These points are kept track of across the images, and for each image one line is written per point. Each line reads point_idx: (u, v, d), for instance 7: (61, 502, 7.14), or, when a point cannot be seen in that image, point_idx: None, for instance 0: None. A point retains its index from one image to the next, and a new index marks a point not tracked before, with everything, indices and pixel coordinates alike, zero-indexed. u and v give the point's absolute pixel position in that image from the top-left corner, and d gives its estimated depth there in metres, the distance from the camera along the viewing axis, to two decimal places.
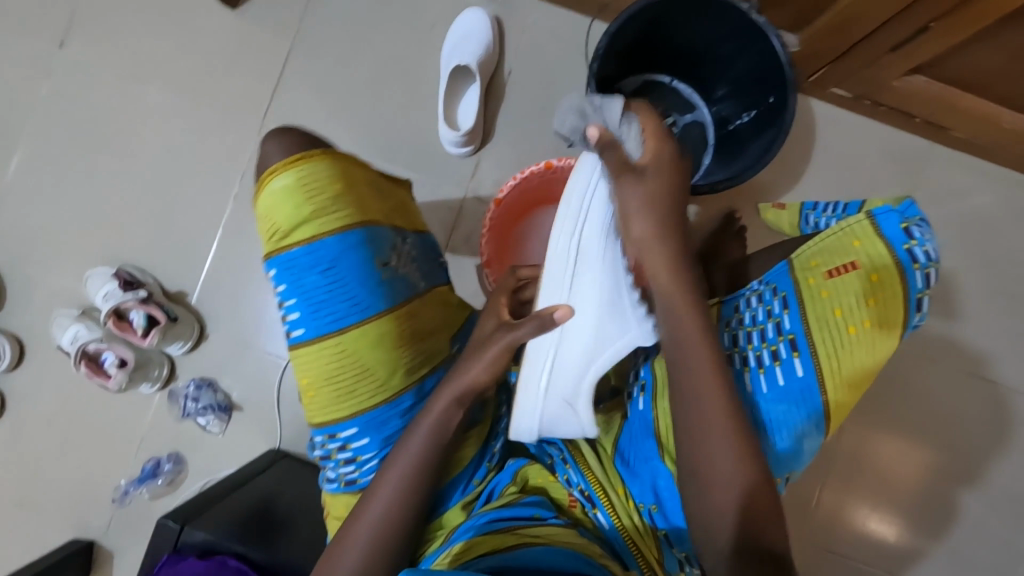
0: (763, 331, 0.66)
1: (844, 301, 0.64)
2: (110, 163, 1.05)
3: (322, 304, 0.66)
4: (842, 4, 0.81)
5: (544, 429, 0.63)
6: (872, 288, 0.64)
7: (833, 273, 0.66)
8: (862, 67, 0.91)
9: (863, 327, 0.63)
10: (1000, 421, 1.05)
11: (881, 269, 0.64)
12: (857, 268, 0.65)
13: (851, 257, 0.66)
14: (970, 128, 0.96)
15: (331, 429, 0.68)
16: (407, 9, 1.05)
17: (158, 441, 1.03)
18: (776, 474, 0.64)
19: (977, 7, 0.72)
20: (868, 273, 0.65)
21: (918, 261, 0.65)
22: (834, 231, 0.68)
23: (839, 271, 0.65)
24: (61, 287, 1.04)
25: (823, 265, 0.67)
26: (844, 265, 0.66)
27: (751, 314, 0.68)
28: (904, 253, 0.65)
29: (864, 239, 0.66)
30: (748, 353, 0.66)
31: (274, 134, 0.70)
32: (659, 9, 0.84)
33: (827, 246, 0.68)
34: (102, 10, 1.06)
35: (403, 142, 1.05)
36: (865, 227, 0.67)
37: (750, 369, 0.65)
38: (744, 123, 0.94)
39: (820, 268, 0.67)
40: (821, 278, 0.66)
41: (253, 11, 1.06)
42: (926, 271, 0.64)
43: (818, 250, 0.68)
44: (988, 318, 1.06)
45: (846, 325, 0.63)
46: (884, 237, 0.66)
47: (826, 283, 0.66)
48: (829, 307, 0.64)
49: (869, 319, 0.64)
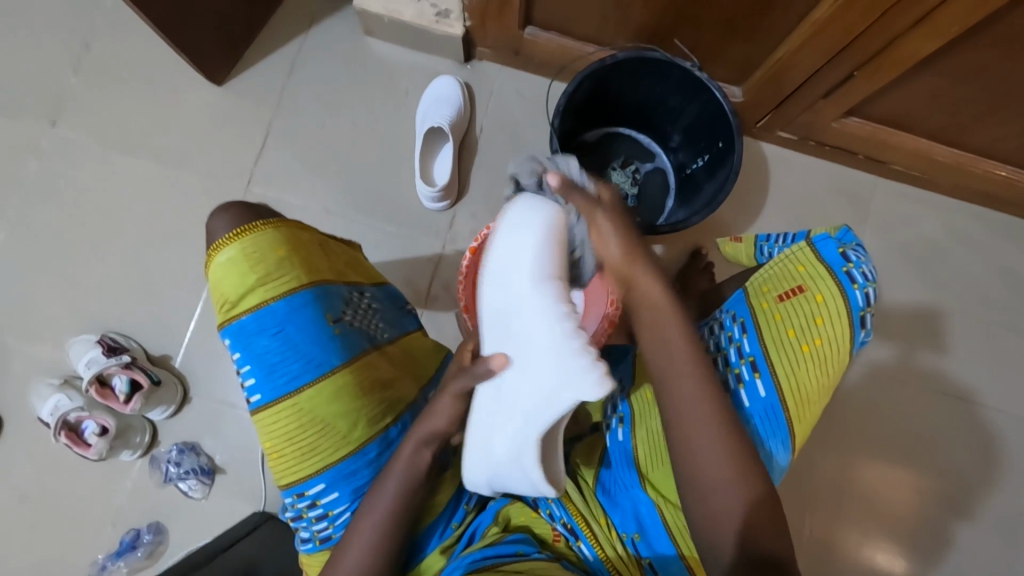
0: (726, 355, 0.70)
1: (796, 323, 0.68)
2: (96, 233, 1.08)
3: (276, 367, 0.67)
4: (774, 58, 0.89)
5: (495, 482, 0.60)
6: (818, 309, 0.68)
7: (783, 297, 0.70)
8: (802, 111, 0.99)
9: (816, 346, 0.67)
10: (975, 438, 1.08)
11: (825, 291, 0.68)
12: (803, 291, 0.69)
13: (797, 281, 0.70)
14: (906, 161, 1.05)
15: (298, 488, 0.68)
16: (381, 79, 1.13)
17: (138, 510, 1.00)
18: None
19: (892, 56, 0.80)
20: (813, 294, 0.68)
21: (857, 282, 0.68)
22: (779, 258, 0.73)
23: (788, 295, 0.69)
24: (42, 358, 1.04)
25: (774, 290, 0.71)
26: (792, 289, 0.70)
27: (714, 341, 0.72)
28: (844, 276, 0.69)
29: (807, 264, 0.71)
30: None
31: (220, 210, 0.72)
32: (611, 70, 0.92)
33: (775, 272, 0.72)
34: (91, 92, 1.12)
35: (382, 200, 1.10)
36: (807, 254, 0.72)
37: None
38: (698, 166, 1.01)
39: (771, 293, 0.71)
40: (773, 302, 0.70)
41: (237, 86, 1.13)
42: (865, 290, 0.68)
43: (767, 277, 0.72)
44: (950, 337, 1.10)
45: (800, 344, 0.67)
46: (824, 262, 0.70)
47: (777, 307, 0.69)
48: (782, 328, 0.68)
49: (820, 337, 0.67)
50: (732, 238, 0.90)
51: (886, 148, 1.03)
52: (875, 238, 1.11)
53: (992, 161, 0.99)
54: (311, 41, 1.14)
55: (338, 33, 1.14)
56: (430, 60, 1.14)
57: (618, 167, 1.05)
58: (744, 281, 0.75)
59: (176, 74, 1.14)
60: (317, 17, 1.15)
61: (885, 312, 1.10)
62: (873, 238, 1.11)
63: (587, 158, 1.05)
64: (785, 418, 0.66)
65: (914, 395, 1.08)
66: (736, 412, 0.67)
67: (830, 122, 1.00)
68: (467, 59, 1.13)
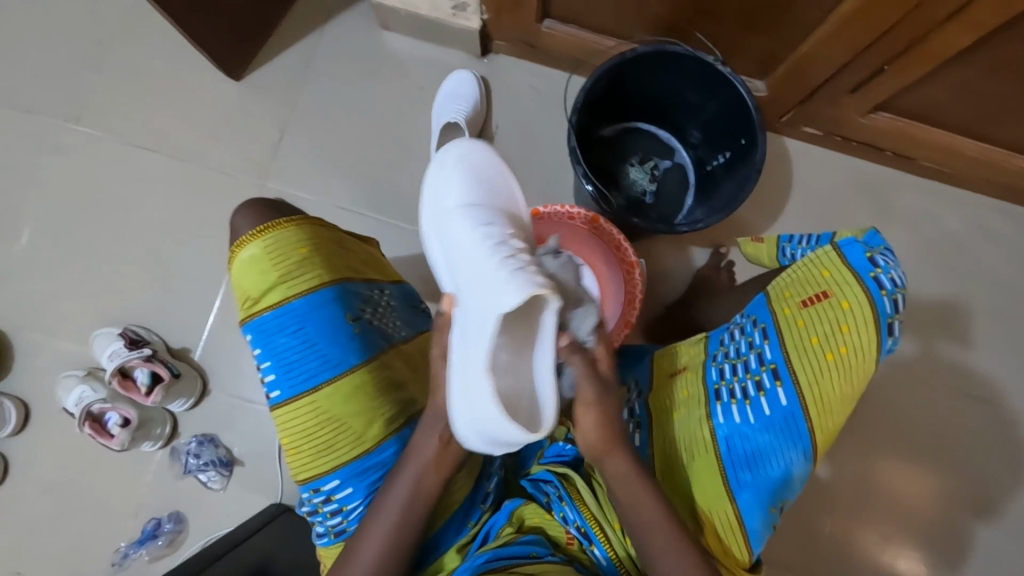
0: (746, 362, 0.69)
1: (819, 330, 0.66)
2: (118, 228, 1.10)
3: (295, 364, 0.68)
4: (798, 54, 0.87)
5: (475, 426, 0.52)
6: (844, 316, 0.66)
7: (806, 302, 0.68)
8: (827, 107, 0.97)
9: (840, 354, 0.65)
10: (1002, 443, 1.04)
11: (850, 296, 0.66)
12: (827, 297, 0.67)
13: (821, 287, 0.68)
14: (937, 157, 1.01)
15: (314, 483, 0.68)
16: (398, 74, 1.13)
17: (159, 499, 1.02)
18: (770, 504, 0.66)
19: (923, 50, 0.77)
20: (838, 301, 0.66)
21: (885, 288, 0.66)
22: (803, 263, 0.71)
23: (811, 301, 0.68)
24: (67, 350, 1.06)
25: (796, 296, 0.69)
26: (816, 295, 0.68)
27: (734, 346, 0.71)
28: (871, 281, 0.66)
29: (833, 269, 0.68)
30: (733, 385, 0.69)
31: (242, 208, 0.74)
32: (630, 65, 0.90)
33: (798, 277, 0.70)
34: (112, 88, 1.14)
35: (397, 196, 1.10)
36: (832, 258, 0.69)
37: (736, 400, 0.68)
38: (721, 163, 0.98)
39: (794, 299, 0.69)
40: (795, 308, 0.69)
41: (254, 81, 1.13)
42: (894, 297, 0.65)
43: (790, 281, 0.71)
44: (979, 339, 1.06)
45: (823, 352, 0.66)
46: (850, 267, 0.68)
47: (800, 313, 0.68)
48: (805, 335, 0.67)
49: (845, 346, 0.65)
50: (752, 238, 0.88)
51: (916, 144, 0.99)
52: (902, 237, 1.08)
53: None
54: (328, 36, 1.14)
55: (354, 28, 1.14)
56: (446, 54, 1.13)
57: (636, 164, 1.04)
58: (767, 286, 0.74)
59: (195, 70, 1.14)
60: (333, 12, 1.14)
61: (911, 313, 1.07)
62: (900, 237, 1.08)
63: (605, 155, 1.04)
64: (805, 427, 0.65)
65: (940, 399, 1.05)
66: (755, 421, 0.67)
67: (857, 117, 0.96)
68: (484, 53, 1.12)
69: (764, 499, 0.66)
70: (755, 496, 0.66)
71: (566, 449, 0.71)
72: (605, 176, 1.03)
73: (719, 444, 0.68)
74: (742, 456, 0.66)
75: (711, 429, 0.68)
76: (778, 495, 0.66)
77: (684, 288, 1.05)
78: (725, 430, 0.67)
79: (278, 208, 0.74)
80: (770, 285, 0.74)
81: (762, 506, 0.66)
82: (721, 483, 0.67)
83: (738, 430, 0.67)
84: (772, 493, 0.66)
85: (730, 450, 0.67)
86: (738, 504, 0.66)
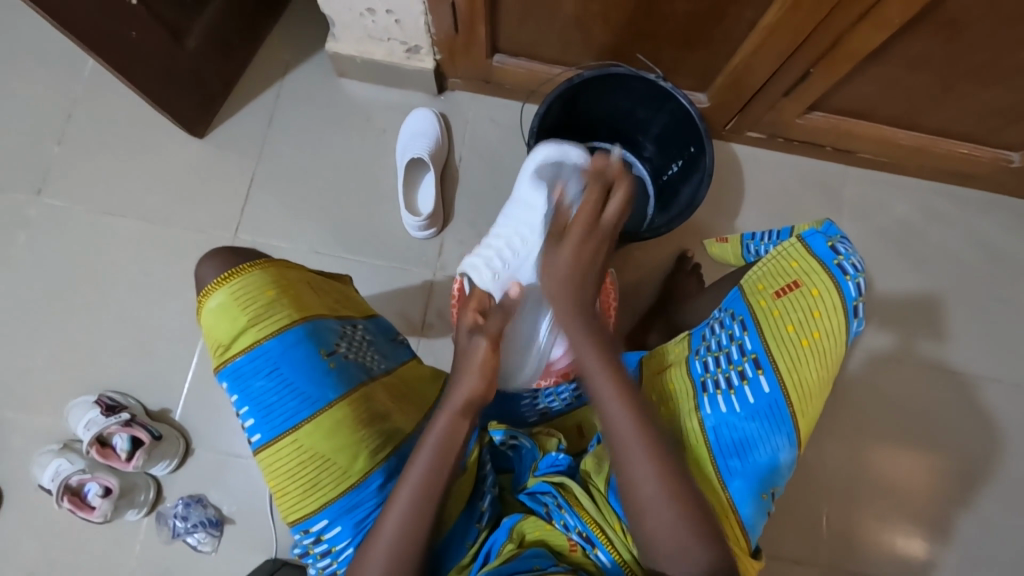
0: (729, 354, 0.72)
1: (794, 318, 0.70)
2: (88, 295, 1.09)
3: (273, 406, 0.67)
4: (731, 66, 0.94)
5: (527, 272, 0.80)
6: (814, 302, 0.70)
7: (780, 293, 0.72)
8: (765, 111, 1.04)
9: (815, 339, 0.69)
10: (973, 409, 1.09)
11: (820, 285, 0.70)
12: (799, 286, 0.71)
13: (792, 277, 0.72)
14: (871, 148, 1.09)
15: (303, 525, 0.67)
16: (360, 119, 1.16)
17: (147, 569, 0.98)
18: (763, 490, 0.67)
19: (842, 52, 0.84)
20: (809, 289, 0.71)
21: (848, 273, 0.70)
22: (772, 255, 0.75)
23: (784, 291, 0.72)
24: (41, 426, 1.03)
25: (770, 287, 0.73)
26: (788, 285, 0.72)
27: (716, 340, 0.74)
28: (835, 268, 0.71)
29: (800, 260, 0.73)
30: (718, 376, 0.71)
31: (207, 256, 0.74)
32: (578, 88, 0.95)
33: (768, 270, 0.74)
34: (74, 157, 1.14)
35: (369, 234, 1.11)
36: (798, 250, 0.73)
37: (722, 390, 0.70)
38: (674, 172, 1.03)
39: (768, 290, 0.73)
40: (770, 299, 0.72)
41: (217, 138, 1.15)
42: (857, 281, 0.70)
43: (762, 274, 0.74)
44: (937, 314, 1.12)
45: (799, 339, 0.69)
46: (816, 257, 0.72)
47: (775, 303, 0.71)
48: (781, 324, 0.70)
49: (818, 331, 0.69)
50: (718, 239, 0.96)
51: (851, 138, 1.07)
52: (853, 225, 1.15)
53: (953, 140, 1.03)
54: (288, 88, 1.17)
55: (313, 78, 1.18)
56: (405, 95, 1.17)
57: None
58: (740, 280, 0.77)
59: (158, 132, 1.16)
60: (291, 64, 1.18)
61: (872, 295, 1.12)
62: (850, 225, 1.15)
63: None
64: (789, 412, 0.68)
65: (911, 374, 1.10)
66: (741, 409, 0.69)
67: (794, 118, 1.04)
68: (441, 91, 1.17)
69: (754, 486, 0.67)
70: (744, 482, 0.67)
71: (559, 458, 0.72)
72: None
73: (708, 433, 0.70)
74: (731, 444, 0.68)
75: (700, 420, 0.70)
76: (770, 480, 0.68)
77: (657, 295, 1.09)
78: (714, 420, 0.70)
79: (241, 253, 0.74)
80: (743, 279, 0.78)
81: (753, 493, 0.67)
82: (712, 472, 0.68)
83: (726, 419, 0.69)
84: (761, 479, 0.68)
85: (719, 439, 0.69)
86: (730, 491, 0.67)
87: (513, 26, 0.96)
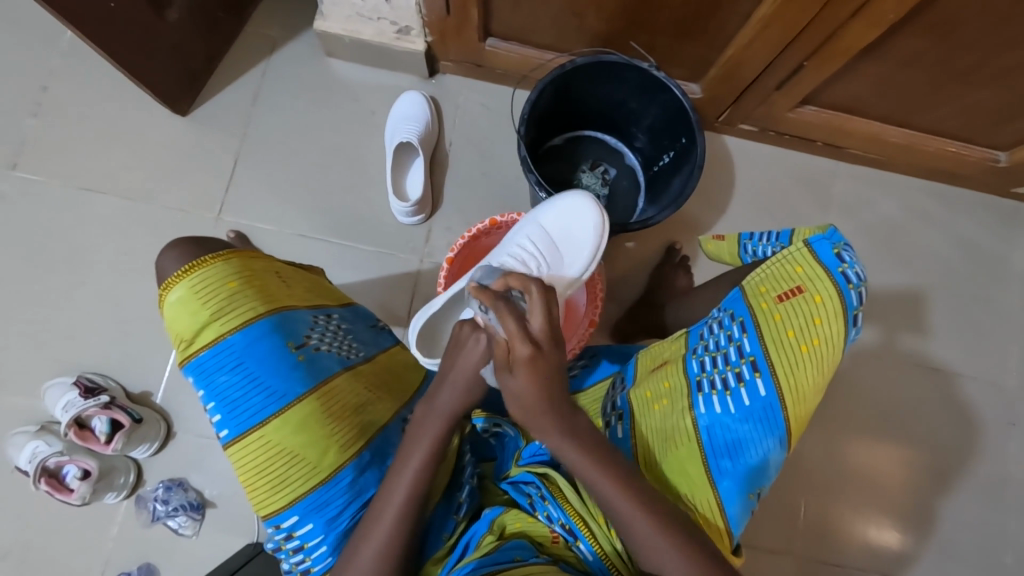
0: (726, 354, 0.72)
1: (795, 323, 0.70)
2: (65, 275, 1.07)
3: (239, 401, 0.66)
4: (725, 58, 0.93)
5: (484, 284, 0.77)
6: (816, 309, 0.69)
7: (782, 297, 0.71)
8: (758, 105, 1.03)
9: (813, 346, 0.69)
10: (949, 405, 1.11)
11: (823, 291, 0.69)
12: (801, 291, 0.71)
13: (795, 283, 0.71)
14: (863, 145, 1.09)
15: (274, 521, 0.67)
16: (348, 101, 1.14)
17: (126, 552, 0.98)
18: (749, 491, 0.68)
19: (836, 46, 0.84)
20: (812, 295, 0.70)
21: (852, 282, 0.70)
22: (776, 258, 0.74)
23: (786, 296, 0.71)
24: (20, 406, 1.01)
25: (772, 291, 0.72)
26: (790, 290, 0.71)
27: (714, 340, 0.73)
28: (839, 276, 0.70)
29: (805, 265, 0.72)
30: (713, 376, 0.71)
31: (167, 248, 0.72)
32: (569, 77, 0.94)
33: (772, 273, 0.73)
34: (51, 133, 1.11)
35: (355, 219, 1.10)
36: (803, 255, 0.72)
37: (717, 391, 0.70)
38: (665, 163, 1.03)
39: (770, 293, 0.72)
40: (772, 303, 0.71)
41: (200, 116, 1.12)
42: (859, 291, 0.69)
43: (765, 276, 0.74)
44: (919, 311, 1.13)
45: (799, 345, 0.69)
46: (821, 262, 0.71)
47: (776, 307, 0.71)
48: (782, 329, 0.70)
49: (817, 338, 0.69)
50: (714, 236, 0.94)
51: (842, 134, 1.07)
52: (841, 221, 1.15)
53: (942, 138, 1.03)
54: (275, 66, 1.14)
55: (299, 57, 1.15)
56: (395, 77, 1.15)
57: (587, 170, 1.08)
58: (742, 281, 0.76)
59: (138, 108, 1.13)
60: (278, 42, 1.15)
61: None
62: (838, 221, 1.15)
63: (557, 163, 1.08)
64: (783, 416, 0.68)
65: (891, 369, 1.12)
66: (736, 411, 0.69)
67: (786, 112, 1.03)
68: (431, 74, 1.15)
69: (742, 486, 0.68)
70: (732, 484, 0.68)
71: (541, 449, 0.72)
72: (558, 185, 1.07)
73: (700, 433, 0.69)
74: (723, 445, 0.69)
75: (693, 419, 0.70)
76: (757, 481, 0.69)
77: (643, 287, 1.09)
78: (707, 420, 0.69)
79: (205, 244, 0.73)
80: (745, 280, 0.77)
81: (741, 492, 0.68)
82: (702, 471, 0.69)
83: (720, 420, 0.69)
84: (749, 479, 0.68)
85: (711, 439, 0.69)
86: (719, 490, 0.68)
87: (505, 10, 0.94)
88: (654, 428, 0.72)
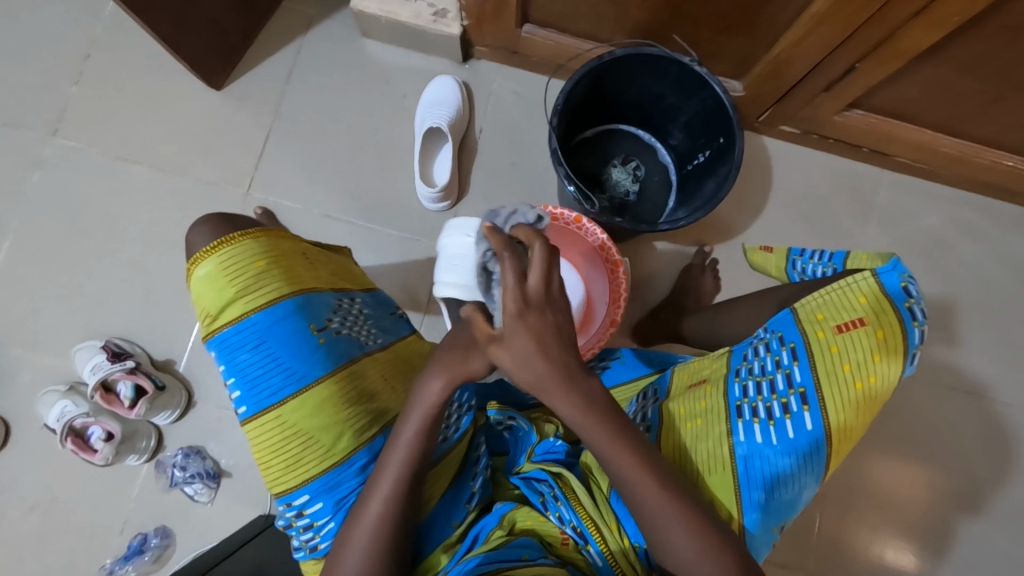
0: (773, 381, 0.68)
1: (853, 357, 0.66)
2: (98, 241, 1.09)
3: (259, 379, 0.67)
4: (772, 55, 0.89)
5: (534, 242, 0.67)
6: (878, 345, 0.66)
7: (841, 328, 0.67)
8: (802, 106, 0.99)
9: (869, 383, 0.65)
10: (982, 430, 1.06)
11: (887, 327, 0.66)
12: (863, 324, 0.67)
13: (857, 313, 0.67)
14: (911, 153, 1.04)
15: (286, 498, 0.67)
16: (379, 83, 1.13)
17: (143, 515, 1.01)
18: (777, 525, 0.66)
19: (892, 47, 0.79)
20: (874, 330, 0.66)
21: (917, 319, 0.67)
22: (838, 285, 0.70)
23: (847, 327, 0.67)
24: (51, 366, 1.05)
25: (830, 319, 0.68)
26: (852, 321, 0.67)
27: (760, 364, 0.70)
28: (905, 311, 0.67)
29: (870, 296, 0.68)
30: (758, 404, 0.68)
31: (198, 223, 0.73)
32: (607, 68, 0.91)
33: (832, 300, 0.69)
34: (92, 101, 1.13)
35: (381, 202, 1.10)
36: (870, 285, 0.69)
37: (760, 419, 0.67)
38: (701, 162, 1.00)
39: (827, 322, 0.68)
40: (830, 333, 0.68)
41: (235, 91, 1.13)
42: (922, 329, 0.67)
43: (823, 303, 0.70)
44: (956, 331, 1.08)
45: (854, 381, 0.65)
46: (889, 296, 0.67)
47: (834, 338, 0.67)
48: (838, 362, 0.66)
49: (874, 375, 0.65)
50: (763, 248, 0.95)
51: (889, 141, 1.02)
52: (880, 232, 1.10)
53: (998, 151, 0.97)
54: (309, 44, 1.14)
55: (335, 36, 1.14)
56: (429, 60, 1.14)
57: (618, 165, 1.06)
58: (795, 304, 0.73)
59: (175, 80, 1.14)
60: (314, 20, 1.15)
61: None
62: (877, 231, 1.10)
63: (587, 156, 1.06)
64: (826, 454, 0.65)
65: (923, 389, 1.07)
66: (779, 443, 0.65)
67: (832, 115, 0.99)
68: (466, 59, 1.13)
69: (770, 519, 0.65)
70: (762, 516, 0.64)
71: (557, 447, 0.72)
72: (587, 179, 1.05)
73: (737, 463, 0.65)
74: (760, 477, 0.65)
75: (731, 447, 0.66)
76: (784, 515, 0.66)
77: (669, 289, 1.07)
78: (745, 450, 0.66)
79: (236, 221, 0.73)
80: (799, 303, 0.73)
81: (768, 525, 0.65)
82: (732, 499, 0.65)
83: (759, 451, 0.65)
84: (778, 513, 0.65)
85: (748, 470, 0.65)
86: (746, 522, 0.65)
87: None
88: (690, 450, 0.68)
